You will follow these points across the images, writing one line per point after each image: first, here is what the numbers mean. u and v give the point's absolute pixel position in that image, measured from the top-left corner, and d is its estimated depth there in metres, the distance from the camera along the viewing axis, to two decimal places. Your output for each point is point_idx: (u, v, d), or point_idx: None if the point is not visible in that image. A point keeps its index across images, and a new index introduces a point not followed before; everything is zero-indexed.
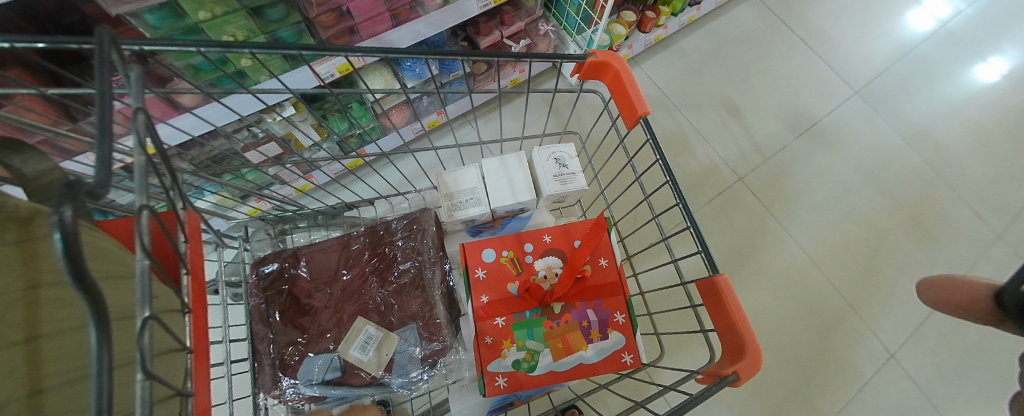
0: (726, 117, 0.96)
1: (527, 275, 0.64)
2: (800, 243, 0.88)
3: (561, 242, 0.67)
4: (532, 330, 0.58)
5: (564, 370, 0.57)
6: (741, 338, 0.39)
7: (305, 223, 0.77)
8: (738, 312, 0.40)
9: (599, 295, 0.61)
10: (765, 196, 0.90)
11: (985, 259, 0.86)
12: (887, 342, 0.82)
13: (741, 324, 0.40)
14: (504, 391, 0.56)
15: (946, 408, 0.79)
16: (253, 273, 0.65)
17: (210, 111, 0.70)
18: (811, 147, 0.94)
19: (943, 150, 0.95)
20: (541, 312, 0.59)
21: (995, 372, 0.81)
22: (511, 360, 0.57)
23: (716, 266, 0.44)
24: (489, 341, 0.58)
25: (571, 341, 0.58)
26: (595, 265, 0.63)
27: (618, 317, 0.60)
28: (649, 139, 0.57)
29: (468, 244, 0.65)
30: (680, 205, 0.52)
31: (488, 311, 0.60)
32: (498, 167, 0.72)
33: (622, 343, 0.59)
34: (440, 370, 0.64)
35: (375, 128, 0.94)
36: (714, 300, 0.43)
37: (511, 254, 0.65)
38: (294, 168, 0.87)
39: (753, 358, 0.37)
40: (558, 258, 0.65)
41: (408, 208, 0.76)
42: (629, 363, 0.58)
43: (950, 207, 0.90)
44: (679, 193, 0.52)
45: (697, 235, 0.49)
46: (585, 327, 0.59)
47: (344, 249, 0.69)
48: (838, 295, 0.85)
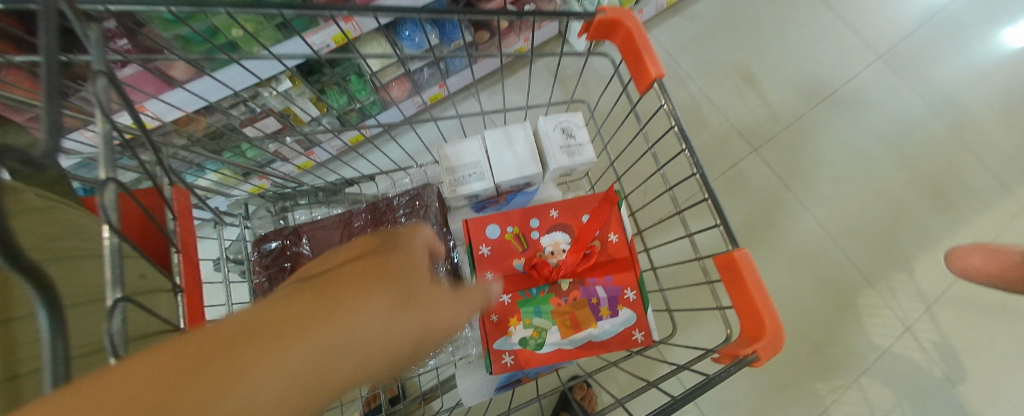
0: (741, 86, 0.91)
1: (532, 251, 0.62)
2: (816, 217, 0.85)
3: (568, 217, 0.64)
4: (538, 308, 0.57)
5: (572, 348, 0.55)
6: (762, 315, 0.36)
7: (305, 201, 0.74)
8: (759, 289, 0.37)
9: (608, 271, 0.59)
10: (780, 168, 0.87)
11: (1009, 230, 0.83)
12: (903, 316, 0.80)
13: (762, 302, 0.37)
14: (511, 369, 0.55)
15: (962, 380, 0.78)
16: (255, 251, 0.65)
17: (201, 87, 0.66)
18: (831, 117, 0.89)
19: (968, 119, 0.90)
20: (548, 289, 0.58)
21: (1013, 345, 0.79)
22: (517, 338, 0.56)
23: (736, 240, 0.41)
24: (494, 319, 0.56)
25: (579, 319, 0.56)
26: (603, 240, 0.61)
27: (628, 294, 0.58)
28: (663, 105, 0.53)
29: (471, 220, 0.63)
30: (696, 176, 0.49)
31: (493, 288, 0.58)
32: (501, 139, 0.69)
33: (632, 321, 0.57)
34: (446, 347, 0.64)
35: (376, 102, 0.91)
36: (731, 276, 0.40)
37: (516, 230, 0.63)
38: (295, 145, 0.85)
39: (773, 338, 0.36)
40: (565, 233, 0.63)
41: (410, 185, 0.73)
42: (640, 341, 0.56)
43: (975, 177, 0.86)
44: (696, 164, 0.49)
45: (715, 207, 0.46)
46: (594, 304, 0.57)
47: (347, 226, 0.68)
48: (853, 270, 0.82)
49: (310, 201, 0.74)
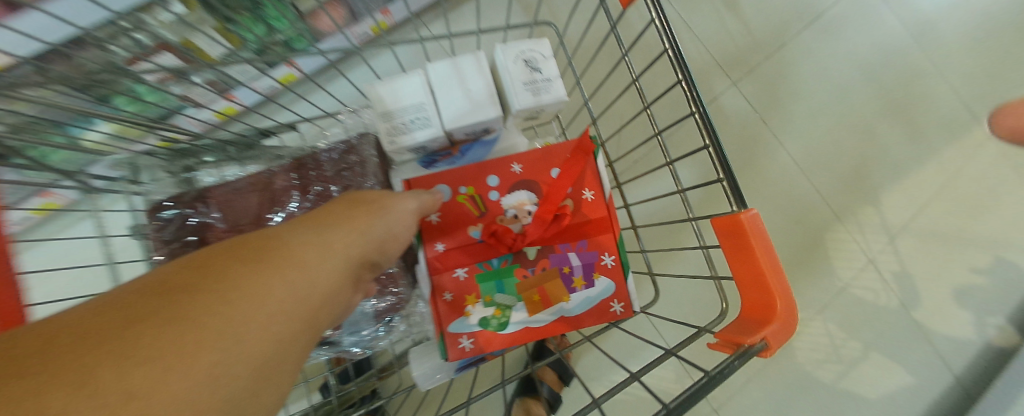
0: (722, 11, 0.82)
1: (492, 216, 0.52)
2: (792, 154, 0.81)
3: (534, 173, 0.53)
4: (501, 282, 0.49)
5: (540, 326, 0.49)
6: (773, 292, 0.28)
7: (212, 157, 0.62)
8: (770, 260, 0.29)
9: (583, 235, 0.51)
10: (759, 103, 0.81)
11: (974, 160, 0.84)
12: (868, 249, 0.81)
13: (773, 274, 0.29)
14: (470, 353, 0.49)
15: (915, 305, 0.82)
16: (150, 222, 0.55)
17: (29, 25, 0.50)
18: (812, 44, 0.83)
19: (944, 46, 0.86)
20: (512, 260, 0.50)
21: (963, 269, 0.83)
22: (477, 318, 0.49)
23: (745, 201, 0.33)
24: (449, 297, 0.49)
25: (549, 292, 0.49)
26: (577, 198, 0.51)
27: (606, 260, 0.51)
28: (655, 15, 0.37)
29: (416, 179, 0.52)
30: (696, 115, 0.35)
31: (447, 262, 0.50)
32: (447, 73, 0.53)
33: (612, 290, 0.50)
34: (398, 324, 0.57)
35: (303, 34, 0.72)
36: (735, 243, 0.31)
37: (472, 191, 0.52)
38: (206, 85, 0.67)
39: (786, 321, 0.28)
40: (530, 192, 0.53)
41: (343, 137, 0.61)
42: (620, 313, 0.50)
43: (946, 106, 0.85)
44: (695, 99, 0.36)
45: (718, 157, 0.34)
46: (567, 274, 0.50)
47: (268, 189, 0.57)
48: (825, 207, 0.81)
49: (218, 158, 0.61)
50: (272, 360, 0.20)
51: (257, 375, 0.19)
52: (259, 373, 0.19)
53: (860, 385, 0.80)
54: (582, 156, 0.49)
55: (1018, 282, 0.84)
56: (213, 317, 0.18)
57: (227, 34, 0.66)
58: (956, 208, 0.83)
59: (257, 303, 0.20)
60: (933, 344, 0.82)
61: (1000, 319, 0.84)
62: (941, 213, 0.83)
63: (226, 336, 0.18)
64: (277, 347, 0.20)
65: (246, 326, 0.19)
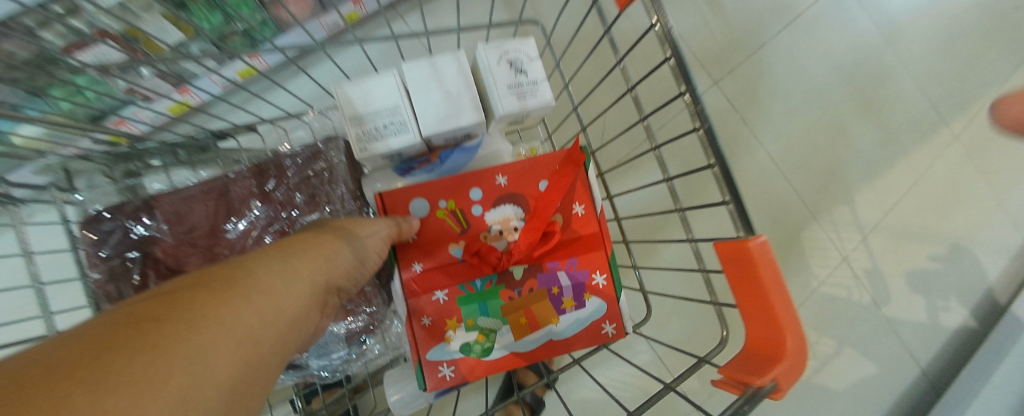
0: (705, 10, 0.81)
1: (475, 232, 0.49)
2: (770, 154, 0.83)
3: (521, 185, 0.50)
4: (485, 304, 0.46)
5: (528, 350, 0.47)
6: (783, 328, 0.26)
7: (160, 161, 0.55)
8: (779, 292, 0.27)
9: (573, 252, 0.49)
10: (739, 103, 0.82)
11: (940, 161, 0.87)
12: (841, 248, 0.84)
13: (786, 309, 0.26)
14: (451, 382, 0.46)
15: (885, 302, 0.85)
16: (87, 236, 0.49)
17: None
18: (790, 45, 0.84)
19: (912, 49, 0.89)
20: (497, 280, 0.47)
21: (927, 265, 0.87)
22: (459, 345, 0.46)
23: (749, 227, 0.31)
24: (427, 322, 0.46)
25: (537, 315, 0.47)
26: (566, 213, 0.49)
27: (597, 279, 0.49)
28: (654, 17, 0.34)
29: (390, 192, 0.48)
30: (701, 131, 0.33)
31: (425, 284, 0.47)
32: (425, 75, 0.49)
33: (603, 311, 0.48)
34: (370, 346, 0.56)
35: (267, 22, 0.65)
36: (740, 271, 0.29)
37: (453, 204, 0.49)
38: (156, 79, 0.61)
39: (795, 360, 0.26)
40: (516, 206, 0.49)
41: (310, 141, 0.56)
42: (610, 334, 0.49)
43: (914, 108, 0.88)
44: (700, 116, 0.33)
45: (724, 176, 0.32)
46: (556, 295, 0.47)
47: (224, 197, 0.52)
48: (802, 206, 0.83)
49: (166, 161, 0.55)
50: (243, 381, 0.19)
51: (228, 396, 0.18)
52: (230, 394, 0.18)
53: (834, 379, 0.83)
54: (571, 169, 0.46)
55: (973, 275, 0.89)
56: (188, 336, 0.18)
57: (178, 22, 0.58)
58: (921, 206, 0.87)
59: (229, 324, 0.20)
60: (900, 337, 0.86)
61: (958, 311, 0.89)
62: (908, 212, 0.86)
63: (201, 353, 0.18)
64: (246, 370, 0.20)
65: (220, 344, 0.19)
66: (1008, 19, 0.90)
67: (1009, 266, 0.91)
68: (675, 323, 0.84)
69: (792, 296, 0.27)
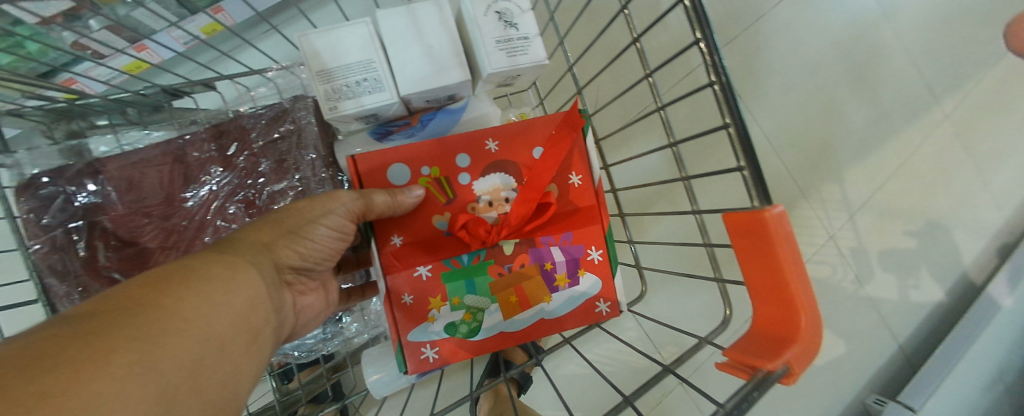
0: None
1: (461, 202, 0.43)
2: (765, 130, 0.81)
3: (513, 152, 0.45)
4: (472, 282, 0.43)
5: (519, 328, 0.45)
6: (798, 306, 0.23)
7: (107, 120, 0.50)
8: (795, 266, 0.24)
9: (568, 226, 0.45)
10: (736, 77, 0.79)
11: (929, 140, 0.87)
12: (829, 226, 0.84)
13: (800, 284, 0.24)
14: (436, 363, 0.43)
15: (868, 280, 0.86)
16: (22, 203, 0.44)
17: None
18: (790, 17, 0.81)
19: (910, 25, 0.87)
20: (486, 255, 0.43)
21: (909, 243, 0.88)
22: (443, 325, 0.43)
23: (768, 195, 0.26)
24: (407, 301, 0.42)
25: (528, 293, 0.44)
26: (561, 183, 0.46)
27: (593, 255, 0.46)
28: None
29: (361, 156, 0.41)
30: (714, 86, 0.27)
31: (405, 258, 0.41)
32: (403, 26, 0.44)
33: (597, 288, 0.46)
34: (348, 324, 0.55)
35: None
36: (754, 245, 0.26)
37: (437, 172, 0.43)
38: (106, 33, 0.54)
39: (811, 340, 0.23)
40: (507, 175, 0.44)
41: (276, 101, 0.52)
42: (605, 313, 0.47)
43: (908, 85, 0.87)
44: (714, 67, 0.27)
45: (741, 138, 0.26)
46: (549, 271, 0.44)
47: (180, 162, 0.47)
48: (792, 184, 0.82)
49: (113, 120, 0.50)
50: (207, 361, 0.18)
51: (192, 379, 0.17)
52: (193, 374, 0.17)
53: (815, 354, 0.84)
54: (568, 134, 0.42)
55: (952, 255, 0.91)
56: (128, 325, 0.16)
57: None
58: (909, 186, 0.87)
59: (171, 311, 0.18)
60: (881, 314, 0.87)
61: (936, 290, 0.91)
62: (897, 192, 0.86)
63: (153, 338, 0.16)
64: (208, 351, 0.19)
65: (170, 328, 0.17)
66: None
67: (988, 247, 0.93)
68: (663, 300, 0.84)
69: (808, 271, 0.24)
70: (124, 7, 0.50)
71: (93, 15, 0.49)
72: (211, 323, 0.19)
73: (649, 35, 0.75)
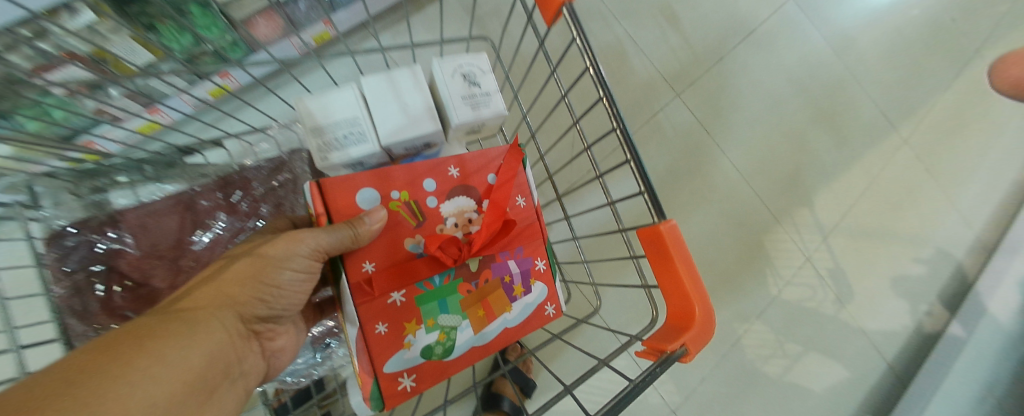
0: (664, 26, 0.84)
1: (431, 225, 0.43)
2: (733, 161, 0.85)
3: (471, 177, 0.47)
4: (445, 301, 0.42)
5: (487, 341, 0.45)
6: (689, 297, 0.28)
7: (126, 177, 0.57)
8: (686, 267, 0.29)
9: (520, 241, 0.48)
10: (703, 115, 0.85)
11: (892, 164, 0.92)
12: (805, 248, 0.86)
13: (689, 279, 0.29)
14: (413, 393, 0.40)
15: (848, 300, 0.88)
16: (48, 252, 0.49)
17: None
18: (747, 58, 0.88)
19: (861, 61, 0.94)
20: (456, 274, 0.43)
21: (886, 263, 0.91)
22: (419, 349, 0.40)
23: (661, 210, 0.31)
24: (381, 330, 0.38)
25: (492, 304, 0.45)
26: (512, 206, 0.49)
27: (540, 265, 0.50)
28: (577, 41, 0.36)
29: (330, 179, 0.38)
30: (617, 131, 0.33)
31: (381, 287, 0.38)
32: (384, 89, 0.51)
33: (544, 294, 0.49)
34: (337, 350, 0.60)
35: (238, 43, 0.64)
36: (655, 252, 0.31)
37: (406, 195, 0.43)
38: (126, 101, 0.63)
39: (703, 326, 0.28)
40: (471, 198, 0.46)
41: (275, 153, 0.60)
42: (552, 314, 0.50)
43: (865, 113, 0.92)
44: (616, 115, 0.33)
45: (639, 170, 0.32)
46: (507, 283, 0.46)
47: (189, 210, 0.54)
48: (764, 209, 0.86)
49: (131, 177, 0.57)
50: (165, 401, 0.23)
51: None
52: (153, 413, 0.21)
53: (805, 377, 0.84)
54: (514, 163, 0.48)
55: (924, 269, 0.94)
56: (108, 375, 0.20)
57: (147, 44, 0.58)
58: (879, 207, 0.90)
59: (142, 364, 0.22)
60: (867, 335, 0.88)
61: (915, 306, 0.93)
62: (866, 214, 0.90)
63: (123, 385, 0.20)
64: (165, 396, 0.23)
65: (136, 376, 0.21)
66: (935, 38, 0.98)
67: (954, 262, 0.96)
68: (647, 326, 0.85)
69: (697, 270, 0.29)
70: (143, 79, 0.59)
71: (115, 87, 0.57)
72: (173, 373, 0.24)
73: (619, 79, 0.81)
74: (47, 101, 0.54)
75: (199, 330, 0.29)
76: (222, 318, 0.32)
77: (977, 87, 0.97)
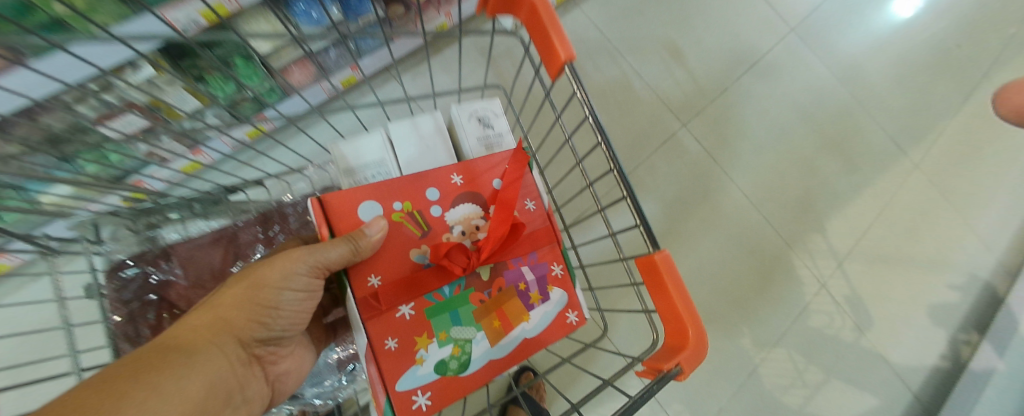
0: (668, 61, 0.89)
1: (439, 234, 0.42)
2: (742, 188, 0.87)
3: (477, 183, 0.46)
4: (456, 312, 0.39)
5: (506, 354, 0.41)
6: (683, 320, 0.30)
7: (177, 214, 0.63)
8: (680, 292, 0.31)
9: (533, 246, 0.46)
10: (709, 143, 0.87)
11: (903, 189, 0.92)
12: (820, 274, 0.86)
13: (682, 303, 0.31)
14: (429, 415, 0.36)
15: (868, 328, 0.86)
16: (107, 282, 0.54)
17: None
18: (751, 88, 0.91)
19: (868, 89, 0.95)
20: (466, 284, 0.41)
21: (903, 289, 0.89)
22: (432, 365, 0.37)
23: (655, 239, 0.34)
24: (391, 345, 0.35)
25: (508, 313, 0.42)
26: (522, 210, 0.47)
27: (556, 270, 0.47)
28: (576, 92, 0.41)
29: (331, 194, 0.38)
30: (613, 171, 0.37)
31: (388, 298, 0.36)
32: (407, 132, 0.56)
33: (564, 300, 0.47)
34: (359, 374, 0.64)
35: (274, 89, 0.71)
36: (651, 279, 0.33)
37: (409, 206, 0.41)
38: (176, 146, 0.69)
39: (697, 347, 0.29)
40: (478, 204, 0.45)
41: (310, 191, 0.66)
42: (575, 322, 0.47)
43: (873, 138, 0.93)
44: (613, 157, 0.38)
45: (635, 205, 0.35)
46: (523, 291, 0.44)
47: (232, 242, 0.59)
48: (776, 235, 0.86)
49: (182, 214, 0.63)
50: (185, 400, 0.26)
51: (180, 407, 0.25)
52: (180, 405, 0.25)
53: (827, 408, 0.82)
54: (521, 165, 0.46)
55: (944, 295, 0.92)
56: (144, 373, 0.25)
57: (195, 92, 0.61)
58: (893, 233, 0.90)
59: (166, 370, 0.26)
60: (888, 363, 0.86)
61: (937, 333, 0.91)
62: (880, 239, 0.89)
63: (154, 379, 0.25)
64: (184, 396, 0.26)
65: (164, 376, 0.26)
66: (939, 65, 0.99)
67: (973, 287, 0.95)
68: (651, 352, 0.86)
69: (690, 295, 0.31)
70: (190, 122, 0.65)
71: (165, 130, 0.63)
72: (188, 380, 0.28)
73: (626, 112, 0.85)
74: (106, 146, 0.60)
75: (200, 358, 0.31)
76: (226, 343, 0.35)
77: (985, 111, 0.98)
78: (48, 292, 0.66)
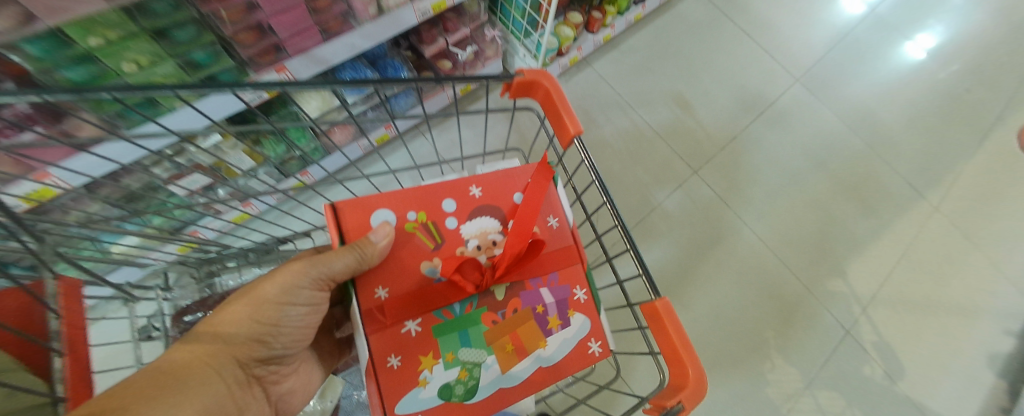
0: (677, 112, 0.95)
1: (451, 249, 0.38)
2: (757, 232, 0.89)
3: (494, 197, 0.42)
4: (466, 332, 0.34)
5: (517, 386, 0.34)
6: (684, 361, 0.32)
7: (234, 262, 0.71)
8: (681, 336, 0.34)
9: (554, 265, 0.41)
10: (722, 189, 0.91)
11: (925, 232, 0.92)
12: (844, 319, 0.85)
13: (682, 346, 0.33)
14: None
15: (901, 377, 0.83)
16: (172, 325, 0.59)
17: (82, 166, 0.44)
18: (760, 135, 0.95)
19: (885, 136, 0.98)
20: (478, 302, 0.36)
21: (936, 336, 0.87)
22: (436, 390, 0.31)
23: (656, 285, 0.37)
24: (393, 363, 0.31)
25: (522, 338, 0.36)
26: (543, 226, 0.42)
27: (578, 294, 0.41)
28: (585, 162, 0.45)
29: (343, 201, 0.36)
30: (618, 227, 0.40)
31: (393, 312, 0.32)
32: None
33: (586, 327, 0.39)
34: None
35: (318, 148, 0.81)
36: (655, 323, 0.36)
37: (424, 216, 0.38)
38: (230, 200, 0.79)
39: (696, 386, 0.31)
40: (495, 219, 0.40)
41: None
42: (599, 354, 0.39)
43: (889, 182, 0.95)
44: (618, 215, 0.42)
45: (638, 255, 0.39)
46: (540, 315, 0.38)
47: None
48: (794, 279, 0.87)
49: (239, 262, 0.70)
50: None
51: None
52: None
53: None
54: (542, 182, 0.42)
55: (985, 343, 0.88)
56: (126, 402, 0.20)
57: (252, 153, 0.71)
58: (918, 276, 0.89)
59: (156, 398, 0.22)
60: None
61: (981, 384, 0.86)
62: (904, 283, 0.89)
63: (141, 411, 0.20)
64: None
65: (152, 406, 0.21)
66: (952, 110, 1.01)
67: None
68: None
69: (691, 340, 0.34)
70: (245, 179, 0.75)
71: (223, 186, 0.74)
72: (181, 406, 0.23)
73: (639, 160, 0.90)
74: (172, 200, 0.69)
75: (197, 384, 0.26)
76: (221, 363, 0.30)
77: (1006, 154, 0.98)
78: (111, 330, 0.72)
